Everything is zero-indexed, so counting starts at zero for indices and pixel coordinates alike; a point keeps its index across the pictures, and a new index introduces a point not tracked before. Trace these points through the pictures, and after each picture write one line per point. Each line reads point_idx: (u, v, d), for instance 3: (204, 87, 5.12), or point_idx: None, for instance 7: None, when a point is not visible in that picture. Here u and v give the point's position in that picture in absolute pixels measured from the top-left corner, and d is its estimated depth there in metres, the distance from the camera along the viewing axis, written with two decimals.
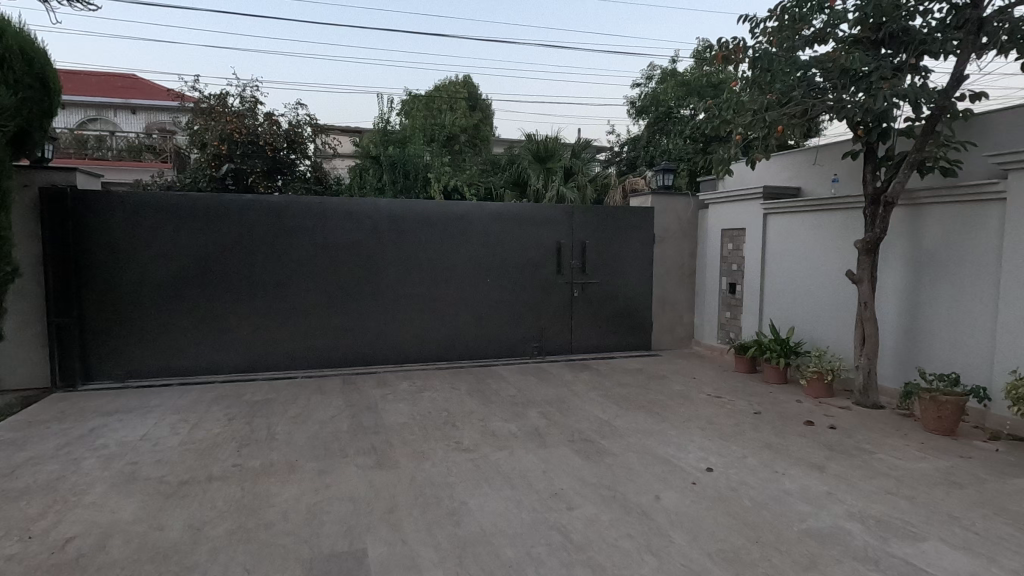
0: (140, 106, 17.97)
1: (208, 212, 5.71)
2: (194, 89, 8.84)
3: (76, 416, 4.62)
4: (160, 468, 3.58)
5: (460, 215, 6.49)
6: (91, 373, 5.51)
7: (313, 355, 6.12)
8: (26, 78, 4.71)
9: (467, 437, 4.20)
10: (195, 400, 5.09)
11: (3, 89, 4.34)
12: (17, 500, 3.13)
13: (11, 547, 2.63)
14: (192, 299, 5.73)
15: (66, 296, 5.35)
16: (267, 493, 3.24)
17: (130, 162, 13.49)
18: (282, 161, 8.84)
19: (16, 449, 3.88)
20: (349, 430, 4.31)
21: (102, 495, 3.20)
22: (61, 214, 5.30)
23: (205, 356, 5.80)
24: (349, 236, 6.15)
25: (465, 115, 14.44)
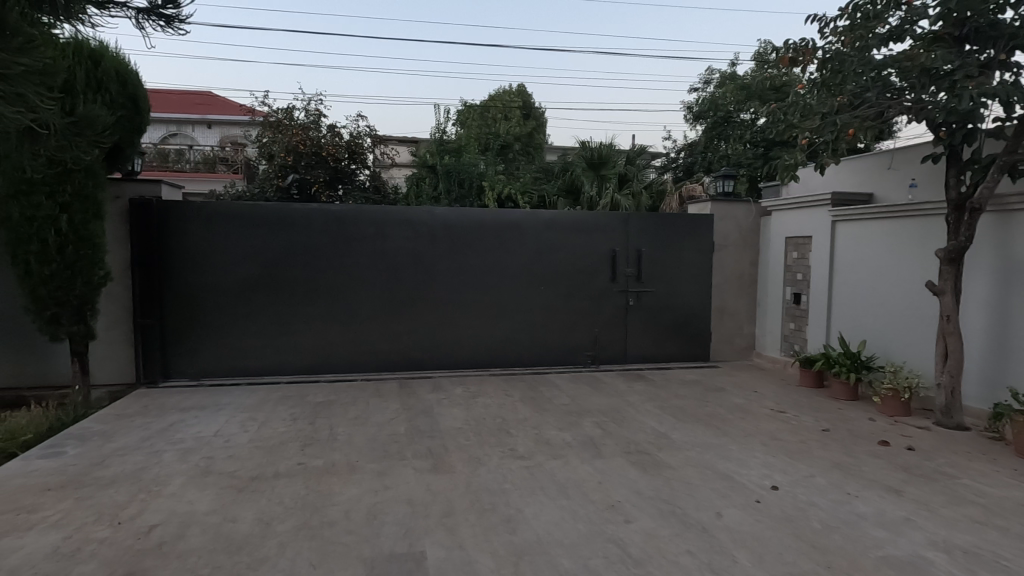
0: (216, 121, 19.20)
1: (276, 221, 6.01)
2: (264, 104, 9.38)
3: (157, 411, 4.95)
4: (232, 463, 3.78)
5: (515, 223, 6.54)
6: (170, 371, 5.90)
7: (371, 358, 6.31)
8: (121, 98, 5.12)
9: (521, 444, 4.21)
10: (263, 400, 5.35)
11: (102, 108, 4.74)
12: (108, 487, 3.38)
13: (103, 532, 2.85)
14: (261, 303, 6.03)
15: (151, 299, 5.78)
16: (329, 492, 3.36)
17: (206, 173, 14.45)
18: (344, 171, 9.20)
19: (107, 440, 4.21)
20: (406, 434, 4.41)
21: (181, 486, 3.41)
22: (147, 223, 5.73)
23: (272, 358, 6.09)
24: (407, 243, 6.32)
25: (519, 124, 14.65)
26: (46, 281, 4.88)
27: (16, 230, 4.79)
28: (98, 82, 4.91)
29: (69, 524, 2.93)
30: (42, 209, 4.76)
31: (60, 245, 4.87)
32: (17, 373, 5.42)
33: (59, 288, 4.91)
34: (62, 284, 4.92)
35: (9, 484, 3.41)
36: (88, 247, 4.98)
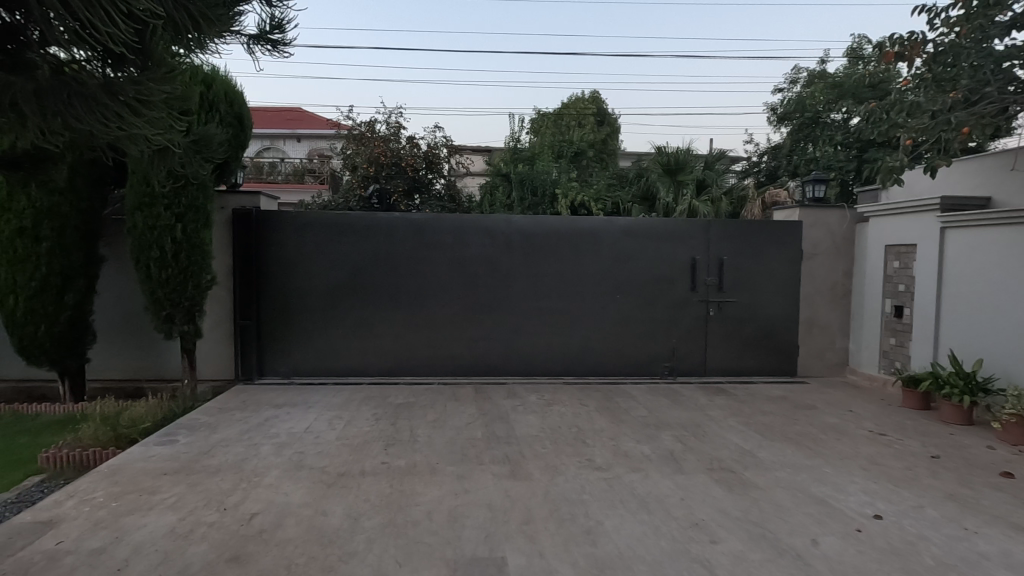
0: (304, 135, 20.49)
1: (362, 230, 6.31)
2: (348, 118, 9.86)
3: (254, 406, 5.32)
4: (322, 459, 3.99)
5: (590, 231, 6.49)
6: (265, 369, 6.31)
7: (447, 362, 6.46)
8: (229, 117, 5.57)
9: (599, 455, 4.15)
10: (348, 399, 5.61)
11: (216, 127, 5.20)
12: (214, 475, 3.67)
13: (212, 516, 3.09)
14: (347, 308, 6.35)
15: (249, 302, 6.22)
16: (412, 492, 3.47)
17: (295, 184, 15.46)
18: (421, 181, 9.51)
19: (212, 431, 4.57)
20: (483, 439, 4.47)
21: (278, 478, 3.64)
22: (248, 232, 6.19)
23: (356, 360, 6.38)
24: (484, 250, 6.43)
25: (593, 131, 14.55)
26: (163, 284, 5.40)
27: (140, 238, 5.33)
28: (210, 103, 5.37)
29: (183, 507, 3.20)
30: (161, 219, 5.28)
31: (176, 252, 5.37)
32: (136, 366, 6.01)
33: (173, 290, 5.42)
34: (176, 287, 5.42)
35: (132, 467, 3.78)
36: (199, 254, 5.46)
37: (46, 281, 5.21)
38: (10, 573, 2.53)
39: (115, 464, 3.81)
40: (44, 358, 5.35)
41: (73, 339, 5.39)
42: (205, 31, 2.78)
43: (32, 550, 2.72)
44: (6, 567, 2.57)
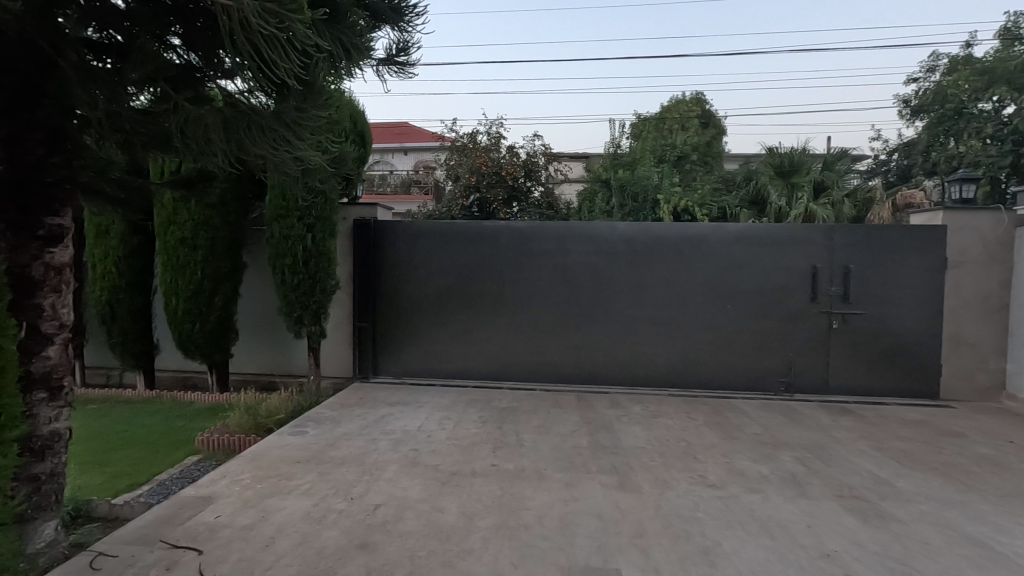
0: (411, 148, 21.64)
1: (468, 238, 6.54)
2: (451, 130, 10.23)
3: (370, 403, 5.68)
4: (435, 457, 4.18)
5: (699, 237, 6.25)
6: (379, 368, 6.73)
7: (549, 369, 6.51)
8: (353, 136, 5.98)
9: (712, 472, 3.97)
10: (455, 401, 5.82)
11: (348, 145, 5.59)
12: (340, 466, 3.97)
13: (341, 504, 3.35)
14: (454, 313, 6.61)
15: (367, 305, 6.66)
16: (523, 496, 3.52)
17: (402, 194, 16.36)
18: (520, 189, 9.65)
19: (336, 425, 4.95)
20: (589, 447, 4.45)
21: (396, 473, 3.87)
22: (366, 240, 6.65)
23: (461, 363, 6.61)
24: (588, 258, 6.41)
25: (697, 133, 14.02)
26: (295, 289, 5.94)
27: (276, 246, 5.91)
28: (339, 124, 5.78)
29: (315, 494, 3.49)
30: (294, 230, 5.82)
31: (306, 259, 5.88)
32: (270, 362, 6.67)
33: (303, 294, 5.95)
34: (305, 291, 5.95)
35: (271, 454, 4.19)
36: (325, 261, 5.95)
37: (201, 285, 5.93)
38: (182, 539, 2.89)
39: (257, 450, 4.25)
40: (198, 352, 6.08)
41: (220, 337, 6.08)
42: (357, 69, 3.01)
43: (196, 521, 3.11)
44: (178, 534, 2.96)
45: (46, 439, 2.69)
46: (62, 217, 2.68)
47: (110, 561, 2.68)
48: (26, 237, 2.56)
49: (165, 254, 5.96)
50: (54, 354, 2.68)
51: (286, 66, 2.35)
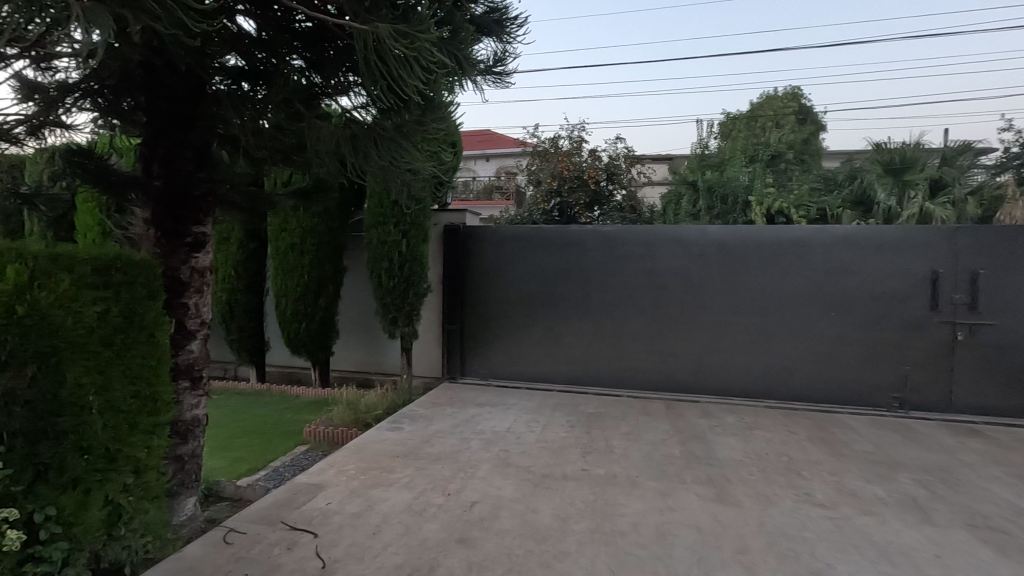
0: (492, 155, 22.11)
1: (555, 243, 6.58)
2: (533, 136, 10.30)
3: (460, 403, 5.85)
4: (526, 459, 4.24)
5: (800, 241, 5.89)
6: (466, 370, 6.91)
7: (636, 375, 6.40)
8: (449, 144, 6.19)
9: (819, 489, 3.74)
10: (542, 404, 5.87)
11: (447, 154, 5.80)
12: (436, 462, 4.13)
13: (440, 499, 3.48)
14: (540, 317, 6.66)
15: (456, 308, 6.87)
16: (616, 502, 3.49)
17: (484, 201, 16.75)
18: (603, 193, 9.51)
19: (429, 423, 5.15)
20: (682, 457, 4.33)
21: (489, 472, 3.96)
22: (455, 245, 6.85)
23: (547, 367, 6.65)
24: (678, 263, 6.23)
25: (793, 130, 13.22)
26: (391, 291, 6.24)
27: (375, 251, 6.24)
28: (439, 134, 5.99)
29: (415, 487, 3.66)
30: (391, 235, 6.13)
31: (401, 263, 6.17)
32: (366, 360, 7.06)
33: (398, 297, 6.24)
34: (399, 294, 6.24)
35: (371, 447, 4.43)
36: (418, 265, 6.22)
37: (308, 287, 6.39)
38: (299, 522, 3.13)
39: (359, 443, 4.51)
40: (304, 349, 6.55)
41: (323, 335, 6.52)
42: (469, 83, 3.15)
43: (311, 506, 3.36)
44: (295, 517, 3.20)
45: (188, 423, 3.02)
46: (205, 226, 3.00)
47: (240, 536, 2.95)
48: (176, 244, 2.89)
49: (277, 258, 6.48)
50: (196, 348, 2.99)
51: (413, 83, 2.52)
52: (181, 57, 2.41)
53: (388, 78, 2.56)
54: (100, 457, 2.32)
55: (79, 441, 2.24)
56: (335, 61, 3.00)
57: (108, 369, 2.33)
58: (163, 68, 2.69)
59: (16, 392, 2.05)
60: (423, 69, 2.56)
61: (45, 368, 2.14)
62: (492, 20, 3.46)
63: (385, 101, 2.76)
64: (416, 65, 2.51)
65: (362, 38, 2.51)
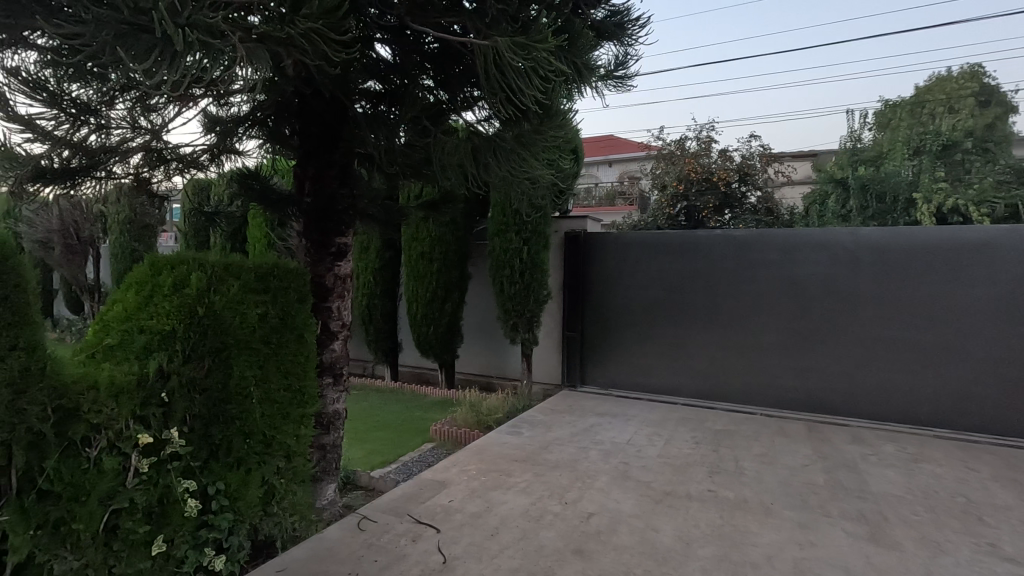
0: (615, 161, 21.74)
1: (680, 249, 6.28)
2: (659, 139, 9.92)
3: (579, 411, 5.80)
4: (647, 474, 4.07)
5: (979, 244, 5.01)
6: (586, 378, 6.82)
7: (772, 392, 5.88)
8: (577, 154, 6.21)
9: (1007, 541, 3.13)
10: (664, 418, 5.62)
11: (571, 162, 5.80)
12: (554, 469, 4.12)
13: (557, 507, 3.47)
14: (664, 325, 6.40)
15: (576, 316, 6.80)
16: (747, 530, 3.22)
17: (607, 207, 16.53)
18: (734, 195, 8.86)
19: (548, 429, 5.16)
20: (826, 486, 3.88)
21: (607, 484, 3.86)
22: (576, 252, 6.81)
23: (671, 378, 6.37)
24: (821, 269, 5.63)
25: (973, 113, 11.25)
26: (512, 298, 6.38)
27: (497, 259, 6.43)
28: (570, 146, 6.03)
29: (533, 493, 3.69)
30: (512, 243, 6.27)
31: (522, 270, 6.29)
32: (489, 364, 7.30)
33: (519, 303, 6.36)
34: (520, 300, 6.35)
35: (492, 450, 4.55)
36: (539, 272, 6.29)
37: (436, 293, 6.76)
38: (424, 516, 3.30)
39: (481, 445, 4.66)
40: (432, 352, 6.93)
41: (449, 339, 6.84)
42: (588, 89, 3.12)
43: (435, 501, 3.53)
44: (420, 511, 3.38)
45: (330, 415, 3.32)
46: (347, 237, 3.30)
47: (372, 524, 3.18)
48: (323, 253, 3.22)
49: (409, 266, 6.94)
50: (337, 348, 3.29)
51: (530, 93, 2.55)
52: (326, 86, 2.67)
53: (507, 90, 2.63)
54: (259, 442, 2.63)
55: (243, 426, 2.56)
56: (461, 78, 3.14)
57: (266, 364, 2.65)
58: (313, 97, 3.01)
59: (198, 380, 2.40)
60: (541, 78, 2.59)
61: (219, 362, 2.48)
62: (612, 23, 3.40)
63: (505, 112, 2.83)
64: (534, 76, 2.54)
65: (483, 53, 2.60)
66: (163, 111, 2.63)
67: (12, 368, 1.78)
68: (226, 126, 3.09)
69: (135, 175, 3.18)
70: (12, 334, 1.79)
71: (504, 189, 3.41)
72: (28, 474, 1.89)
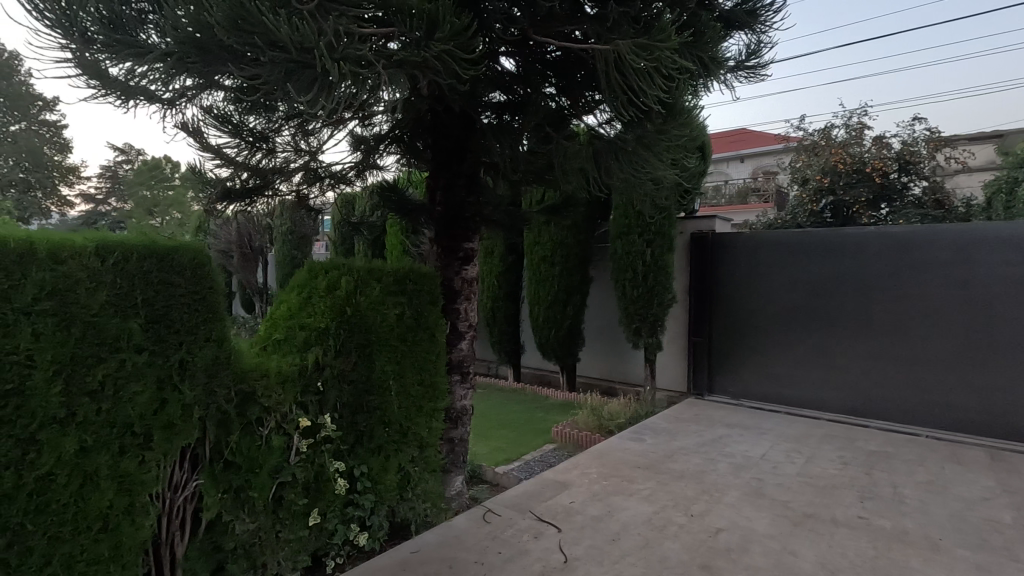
0: (747, 155, 20.36)
1: (825, 249, 5.72)
2: (800, 129, 9.10)
3: (707, 421, 5.51)
4: (784, 492, 3.76)
5: None
6: (714, 387, 6.46)
7: (939, 412, 5.12)
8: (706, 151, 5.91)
9: None
10: (805, 433, 5.14)
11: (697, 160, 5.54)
12: (679, 480, 3.97)
13: (681, 518, 3.34)
14: (805, 333, 5.87)
15: (704, 321, 6.47)
16: (906, 565, 2.84)
17: (738, 205, 15.52)
18: (893, 187, 7.82)
19: (673, 438, 4.98)
20: (1014, 525, 3.29)
21: (738, 500, 3.63)
22: (703, 254, 6.49)
23: (812, 390, 5.83)
24: (1006, 270, 4.79)
25: None
26: (635, 301, 6.24)
27: (619, 261, 6.33)
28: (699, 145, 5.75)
29: (656, 502, 3.58)
30: (635, 245, 6.14)
31: (645, 273, 6.13)
32: (611, 368, 7.21)
33: (642, 306, 6.20)
34: (644, 304, 6.19)
35: (613, 454, 4.50)
36: (663, 275, 6.09)
37: (557, 296, 6.83)
38: (545, 515, 3.36)
39: (602, 449, 4.63)
40: (553, 354, 7.01)
41: (571, 342, 6.88)
42: (715, 83, 2.98)
43: (557, 501, 3.58)
44: (542, 509, 3.45)
45: (459, 410, 3.52)
46: (473, 242, 3.49)
47: (496, 518, 3.31)
48: (452, 259, 3.43)
49: (531, 270, 7.10)
50: (464, 347, 3.48)
51: (653, 93, 2.52)
52: (455, 101, 2.85)
53: (628, 92, 2.61)
54: (396, 431, 2.88)
55: (383, 416, 2.82)
56: (583, 83, 3.17)
57: (403, 360, 2.89)
58: (444, 113, 3.22)
59: (346, 373, 2.69)
60: (664, 77, 2.55)
61: (363, 356, 2.76)
62: (743, 11, 3.16)
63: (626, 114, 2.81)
64: (657, 75, 2.50)
65: (604, 58, 2.62)
66: (319, 134, 2.98)
67: (207, 355, 2.14)
68: (369, 143, 3.43)
69: (296, 193, 3.60)
70: (206, 328, 2.14)
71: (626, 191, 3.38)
72: (218, 445, 2.25)
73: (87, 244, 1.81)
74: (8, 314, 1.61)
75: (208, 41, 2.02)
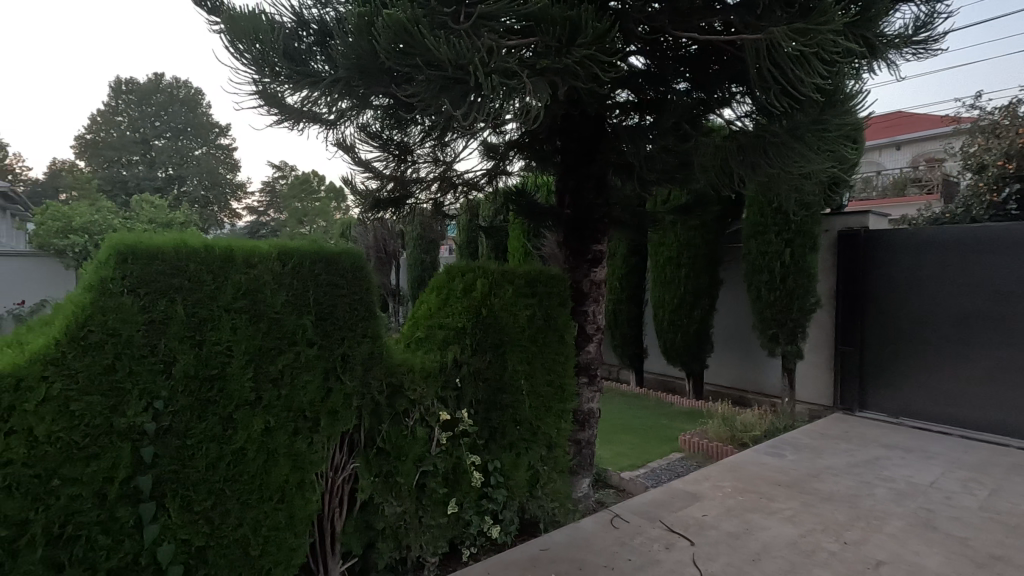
0: (904, 141, 18.02)
1: (1013, 246, 4.86)
2: (974, 108, 7.84)
3: (859, 440, 4.95)
4: (961, 528, 3.26)
5: None
6: (867, 402, 5.80)
7: None
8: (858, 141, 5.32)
9: None
10: (987, 461, 4.42)
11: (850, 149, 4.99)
12: (828, 502, 3.61)
13: (833, 545, 3.04)
14: (986, 345, 5.04)
15: (854, 328, 5.83)
16: None
17: (893, 198, 13.79)
18: None
19: (818, 456, 4.54)
20: None
21: (902, 531, 3.22)
22: (854, 253, 5.83)
23: (994, 411, 5.00)
24: None
25: None
26: (772, 304, 5.79)
27: (753, 262, 5.93)
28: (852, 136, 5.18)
29: (801, 523, 3.30)
30: (772, 245, 5.71)
31: (784, 275, 5.66)
32: (743, 376, 6.76)
33: (780, 311, 5.74)
34: (782, 308, 5.72)
35: (749, 469, 4.21)
36: (806, 277, 5.58)
37: (684, 299, 6.55)
38: (677, 526, 3.24)
39: (736, 462, 4.36)
40: (678, 359, 6.74)
41: (698, 347, 6.56)
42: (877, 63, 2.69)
43: (688, 513, 3.43)
44: (673, 520, 3.33)
45: (586, 412, 3.52)
46: (602, 243, 3.49)
47: (625, 524, 3.25)
48: (580, 260, 3.45)
49: (655, 272, 6.88)
50: (592, 350, 3.48)
51: (810, 80, 2.35)
52: (589, 104, 2.86)
53: (782, 82, 2.46)
54: (527, 429, 2.96)
55: (515, 414, 2.91)
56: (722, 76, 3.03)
57: (534, 361, 2.96)
58: (576, 116, 3.23)
59: (481, 370, 2.82)
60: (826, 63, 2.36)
61: (496, 355, 2.87)
62: None
63: (776, 105, 2.63)
64: (816, 61, 2.32)
65: (755, 48, 2.48)
66: (455, 144, 3.16)
67: (363, 350, 2.35)
68: (499, 150, 3.56)
69: (434, 201, 3.86)
70: (363, 326, 2.36)
71: (769, 186, 3.17)
72: (371, 433, 2.47)
73: (272, 251, 2.09)
74: (214, 310, 1.92)
75: (370, 66, 2.24)
